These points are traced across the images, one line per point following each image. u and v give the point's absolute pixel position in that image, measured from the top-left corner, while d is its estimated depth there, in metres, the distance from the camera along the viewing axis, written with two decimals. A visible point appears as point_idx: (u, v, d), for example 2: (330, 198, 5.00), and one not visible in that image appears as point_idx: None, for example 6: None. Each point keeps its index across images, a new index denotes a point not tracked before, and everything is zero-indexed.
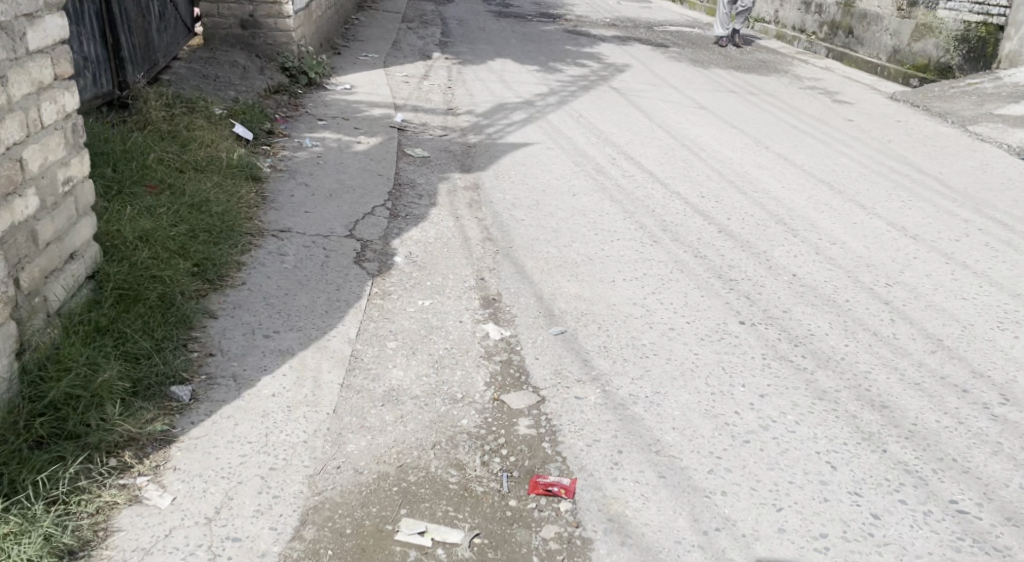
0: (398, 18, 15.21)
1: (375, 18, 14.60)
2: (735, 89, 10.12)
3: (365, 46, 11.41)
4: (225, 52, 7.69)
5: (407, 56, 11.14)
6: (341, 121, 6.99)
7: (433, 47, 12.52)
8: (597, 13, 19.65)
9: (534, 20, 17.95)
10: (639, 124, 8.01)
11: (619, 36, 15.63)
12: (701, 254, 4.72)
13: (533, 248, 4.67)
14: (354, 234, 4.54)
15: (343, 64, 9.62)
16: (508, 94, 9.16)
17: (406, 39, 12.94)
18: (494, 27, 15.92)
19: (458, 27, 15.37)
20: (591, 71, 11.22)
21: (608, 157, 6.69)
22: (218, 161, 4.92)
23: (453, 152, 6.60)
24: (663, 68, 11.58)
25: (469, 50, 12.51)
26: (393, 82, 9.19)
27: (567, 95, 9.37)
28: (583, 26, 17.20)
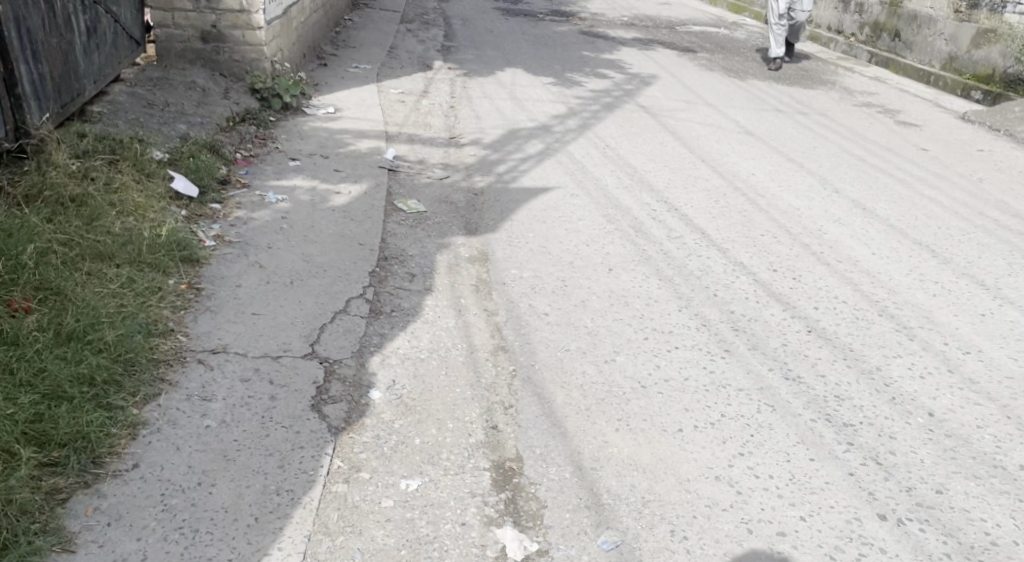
0: (397, 19, 13.91)
1: (371, 19, 13.31)
2: (780, 108, 8.86)
3: (357, 55, 10.15)
4: (182, 73, 6.47)
5: (405, 67, 9.89)
6: (318, 161, 5.78)
7: (435, 54, 11.25)
8: (613, 10, 18.30)
9: (547, 19, 16.69)
10: (677, 159, 6.74)
11: (639, 39, 14.34)
12: (796, 377, 3.40)
13: (562, 373, 3.37)
14: (315, 353, 3.29)
15: (329, 79, 8.38)
16: (521, 117, 7.92)
17: (405, 44, 11.67)
18: (502, 28, 14.61)
19: (464, 29, 14.12)
20: (612, 85, 9.96)
21: (646, 210, 5.41)
22: (137, 243, 3.71)
23: (455, 203, 5.38)
24: (694, 82, 10.32)
25: (475, 57, 11.24)
26: (387, 101, 7.95)
27: (589, 118, 8.12)
28: (600, 27, 15.93)
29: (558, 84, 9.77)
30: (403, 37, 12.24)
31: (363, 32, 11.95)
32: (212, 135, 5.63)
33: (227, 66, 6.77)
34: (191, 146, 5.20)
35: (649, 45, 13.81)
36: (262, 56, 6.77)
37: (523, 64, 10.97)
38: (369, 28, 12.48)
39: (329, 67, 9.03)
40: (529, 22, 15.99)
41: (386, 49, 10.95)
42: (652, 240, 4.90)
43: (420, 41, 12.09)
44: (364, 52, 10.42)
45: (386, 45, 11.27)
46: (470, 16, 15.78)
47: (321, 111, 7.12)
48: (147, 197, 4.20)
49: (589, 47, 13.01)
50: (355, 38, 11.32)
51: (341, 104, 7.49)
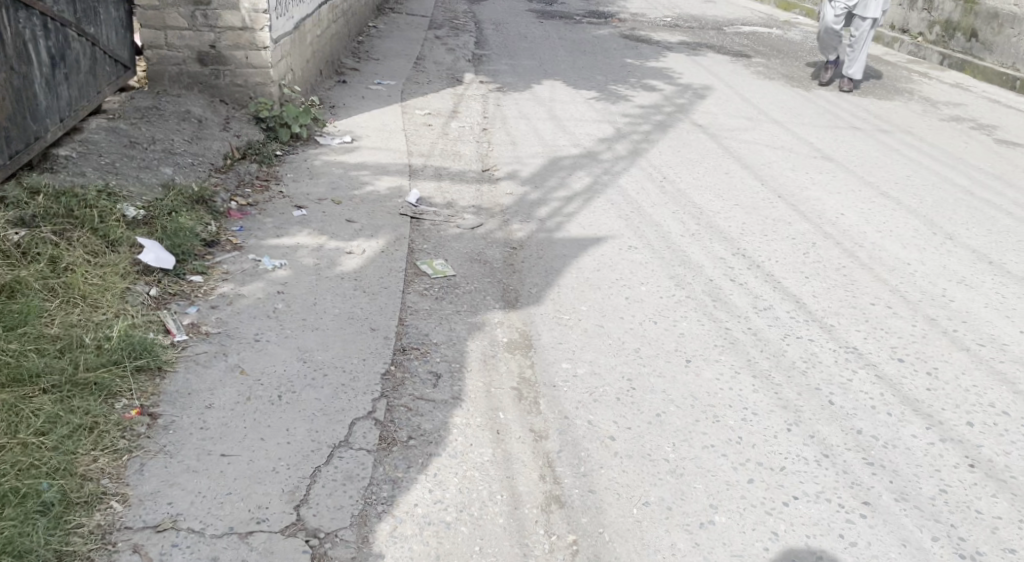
0: (424, 25, 12.98)
1: (396, 26, 12.40)
2: (856, 126, 7.84)
3: (379, 68, 9.24)
4: (174, 102, 5.61)
5: (432, 82, 8.97)
6: (329, 208, 4.90)
7: (466, 64, 10.32)
8: (653, 10, 17.26)
9: (584, 21, 15.73)
10: (749, 196, 5.78)
11: (685, 43, 13.31)
12: (975, 554, 2.49)
13: (646, 551, 2.45)
14: (300, 527, 2.40)
15: (346, 100, 7.49)
16: (563, 143, 6.99)
17: (433, 54, 10.75)
18: (536, 33, 13.64)
19: (495, 35, 13.19)
20: (662, 98, 8.97)
21: (720, 274, 4.45)
22: (78, 353, 2.85)
23: (489, 262, 4.46)
24: (753, 94, 9.32)
25: (508, 68, 10.29)
26: (411, 126, 7.05)
27: (639, 142, 7.17)
28: (641, 29, 14.94)
29: (602, 99, 8.80)
30: (431, 46, 11.31)
31: (387, 42, 11.03)
32: (204, 180, 4.76)
33: (228, 91, 5.88)
34: (169, 199, 4.31)
35: (696, 49, 12.77)
36: (268, 80, 5.88)
37: (562, 75, 10.01)
38: (393, 36, 11.56)
39: (348, 84, 8.12)
40: (564, 24, 14.99)
41: (411, 60, 10.03)
42: (732, 318, 3.93)
43: (448, 51, 11.16)
44: (387, 64, 9.52)
45: (412, 55, 10.35)
46: (501, 19, 14.81)
47: (335, 140, 6.23)
48: (97, 287, 3.29)
49: (632, 54, 12.02)
50: (378, 48, 10.40)
51: (358, 131, 6.60)
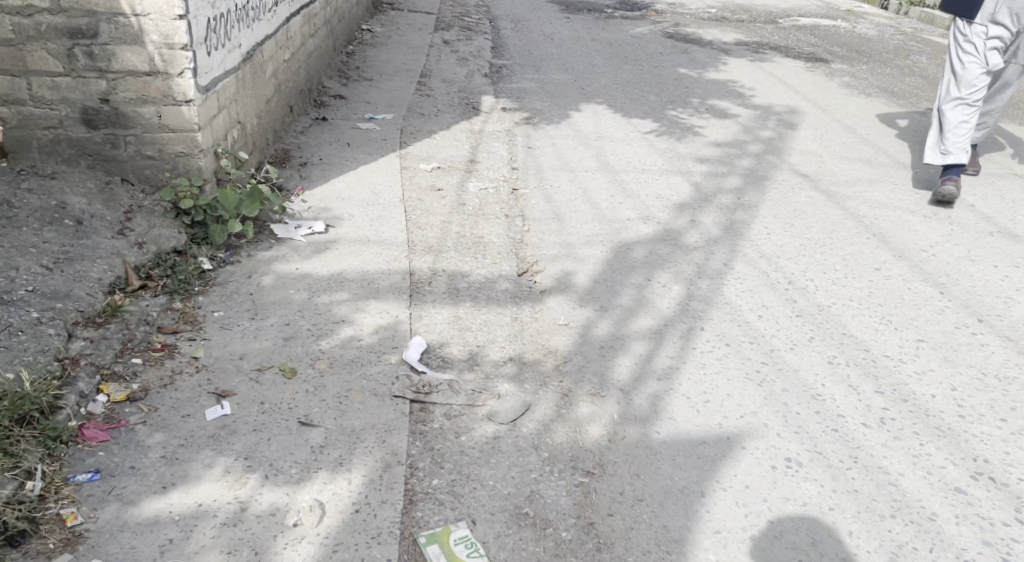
0: (430, 26, 10.91)
1: (396, 29, 10.34)
2: (1017, 173, 5.82)
3: (372, 92, 7.22)
4: (41, 195, 3.60)
5: (441, 113, 6.95)
6: (273, 395, 2.89)
7: (483, 82, 8.30)
8: (692, 3, 15.20)
9: (615, 15, 13.68)
10: (933, 323, 3.81)
11: (741, 44, 11.27)
12: None
13: None
14: None
15: (325, 151, 5.51)
16: (625, 218, 5.00)
17: (443, 67, 8.71)
18: (563, 32, 11.58)
19: (514, 35, 11.17)
20: (739, 133, 6.95)
21: (980, 548, 2.52)
22: None
23: (553, 524, 2.48)
24: (851, 124, 7.30)
25: (537, 86, 8.27)
26: (413, 194, 5.07)
27: (731, 214, 5.18)
28: (683, 24, 12.90)
29: (662, 135, 6.79)
30: (438, 55, 9.27)
31: (384, 51, 9.00)
32: (54, 355, 2.77)
33: (133, 167, 3.87)
34: None
35: (756, 53, 10.71)
36: (195, 149, 3.85)
37: (605, 97, 7.99)
38: (393, 43, 9.52)
39: (329, 122, 6.12)
40: (593, 20, 12.91)
41: (414, 77, 8.01)
42: None
43: (460, 62, 9.12)
44: (384, 85, 7.50)
45: (416, 70, 8.31)
46: (519, 15, 12.73)
47: (301, 232, 4.23)
48: None
49: (682, 62, 9.97)
50: (373, 62, 8.38)
51: (336, 210, 4.61)
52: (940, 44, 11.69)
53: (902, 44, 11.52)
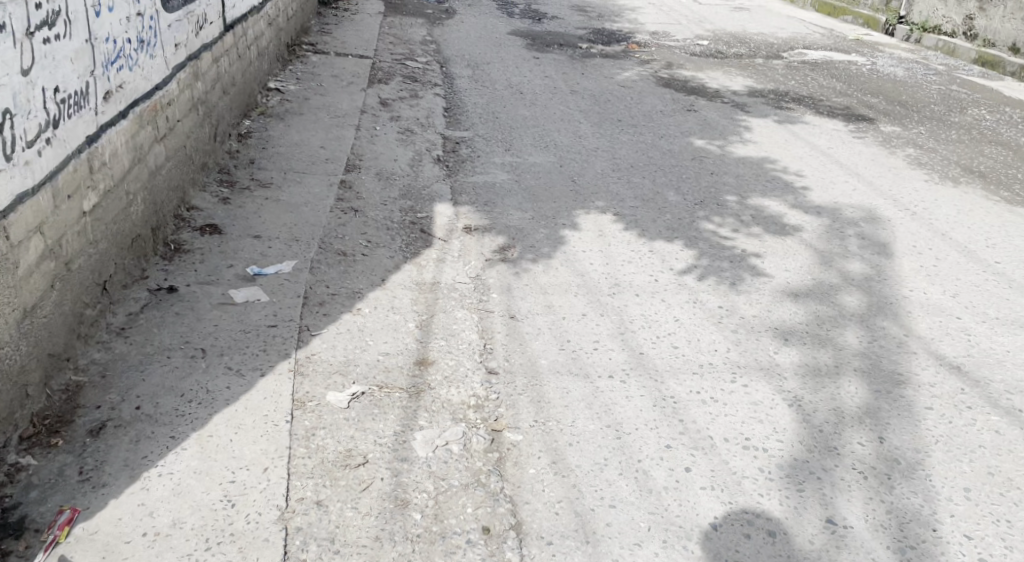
0: (362, 76, 8.56)
1: (317, 85, 7.96)
2: None
3: (264, 212, 4.82)
4: None
5: (373, 250, 4.61)
6: None
7: (434, 181, 5.99)
8: (678, 35, 13.07)
9: (594, 50, 11.52)
10: None
11: (756, 94, 9.17)
12: None
13: None
14: None
15: (157, 378, 3.08)
16: (708, 530, 2.72)
17: (377, 152, 6.38)
18: (535, 80, 9.36)
19: (475, 87, 8.91)
20: (815, 268, 4.73)
21: None
22: None
23: None
24: (964, 244, 5.13)
25: (509, 186, 6.01)
26: (309, 492, 2.68)
27: (887, 493, 2.92)
28: (677, 64, 10.78)
29: (706, 282, 4.56)
30: (373, 130, 6.93)
31: (295, 124, 6.62)
32: None
33: None
34: None
35: (778, 108, 8.57)
36: None
37: (606, 202, 5.75)
38: (309, 110, 7.14)
39: (178, 294, 3.69)
40: (568, 59, 10.67)
41: (334, 174, 5.66)
42: None
43: (402, 141, 6.79)
44: (286, 196, 5.11)
45: (339, 160, 5.95)
46: (476, 56, 10.44)
47: None
48: None
49: (691, 128, 7.76)
50: (276, 147, 5.99)
51: None
52: (991, 90, 9.65)
53: (948, 92, 9.47)
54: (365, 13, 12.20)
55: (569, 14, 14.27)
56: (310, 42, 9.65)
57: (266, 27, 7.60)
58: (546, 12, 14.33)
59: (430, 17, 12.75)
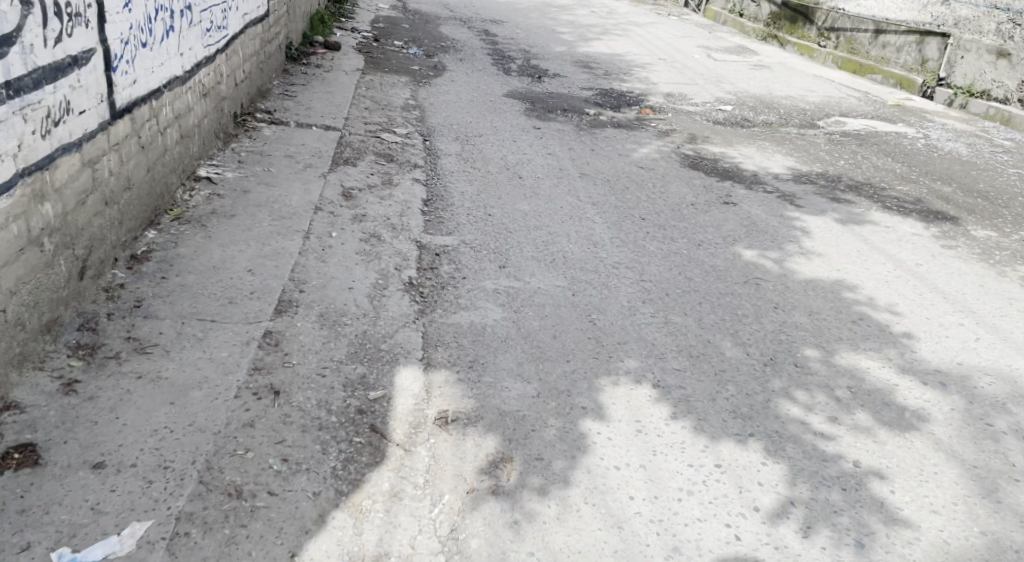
0: (324, 158, 7.01)
1: (263, 172, 6.40)
2: None
3: (128, 406, 3.22)
4: None
5: (288, 478, 3.00)
6: None
7: (399, 325, 4.36)
8: (696, 98, 11.56)
9: (604, 117, 9.98)
10: None
11: (804, 180, 7.59)
12: None
13: None
14: None
15: None
16: None
17: (326, 278, 4.79)
18: (536, 159, 7.81)
19: (462, 170, 7.35)
20: (978, 508, 3.18)
21: None
22: None
23: None
24: None
25: (504, 332, 4.38)
26: None
27: None
28: (702, 135, 9.24)
29: (816, 543, 3.00)
30: (325, 242, 5.32)
31: (218, 234, 5.03)
32: None
33: None
34: None
35: (835, 200, 6.98)
36: None
37: (638, 361, 4.12)
38: (245, 209, 5.56)
39: None
40: (575, 130, 9.12)
41: (255, 322, 4.05)
42: None
43: (363, 259, 5.19)
44: (173, 370, 3.48)
45: (268, 299, 4.35)
46: (465, 125, 8.89)
47: None
48: None
49: (733, 231, 6.16)
50: (182, 274, 4.39)
51: None
52: None
53: None
54: (339, 71, 10.70)
55: (572, 72, 12.78)
56: (265, 111, 8.13)
57: (196, 98, 6.05)
58: (546, 69, 12.85)
59: (415, 76, 11.24)
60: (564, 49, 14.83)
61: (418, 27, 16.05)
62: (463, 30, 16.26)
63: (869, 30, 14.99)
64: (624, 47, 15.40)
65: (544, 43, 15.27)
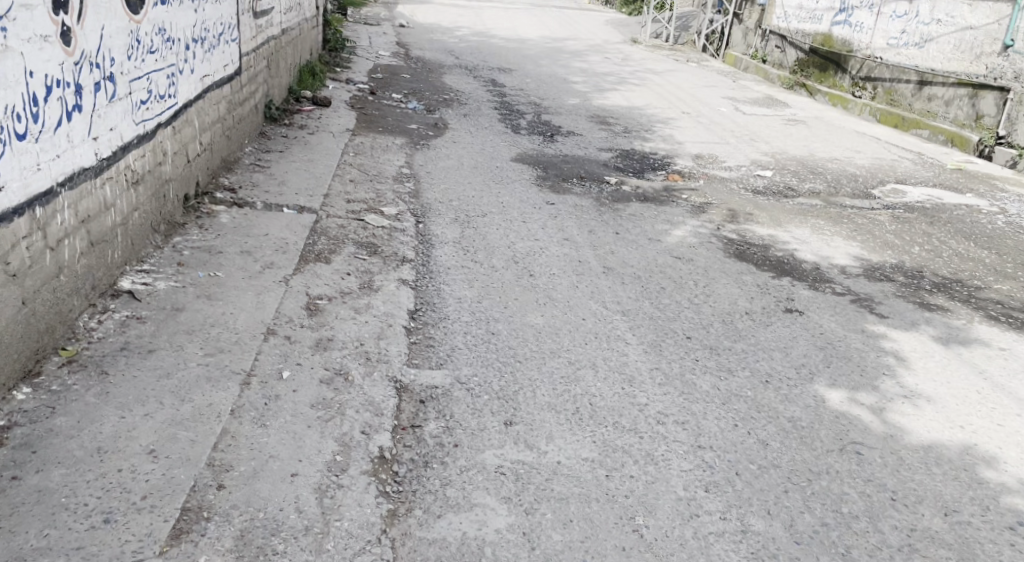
0: (289, 254, 5.73)
1: (208, 278, 5.11)
2: None
3: None
4: None
5: None
6: None
7: (357, 546, 3.07)
8: (730, 159, 10.25)
9: (628, 186, 8.66)
10: None
11: (879, 276, 6.21)
12: None
13: None
14: None
15: None
16: None
17: (261, 459, 3.43)
18: (551, 248, 6.49)
19: (462, 264, 6.01)
20: None
21: None
22: None
23: None
24: None
25: (509, 554, 3.09)
26: None
27: None
28: (745, 210, 7.90)
29: None
30: (271, 391, 3.99)
31: (122, 387, 3.73)
32: None
33: None
34: None
35: (925, 306, 5.61)
36: None
37: None
38: (170, 342, 4.26)
39: None
40: (595, 204, 7.80)
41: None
42: None
43: (320, 417, 3.84)
44: None
45: (164, 511, 3.04)
46: (467, 200, 7.59)
47: None
48: None
49: (806, 356, 4.80)
50: (43, 472, 3.13)
51: None
52: None
53: None
54: (325, 132, 9.46)
55: (588, 129, 11.50)
56: (229, 190, 6.89)
57: (117, 192, 4.79)
58: (560, 125, 11.59)
59: (412, 137, 9.99)
60: (578, 101, 13.58)
61: (421, 77, 14.89)
62: (469, 80, 15.09)
63: (912, 80, 13.71)
64: (643, 98, 14.16)
65: (555, 95, 14.02)
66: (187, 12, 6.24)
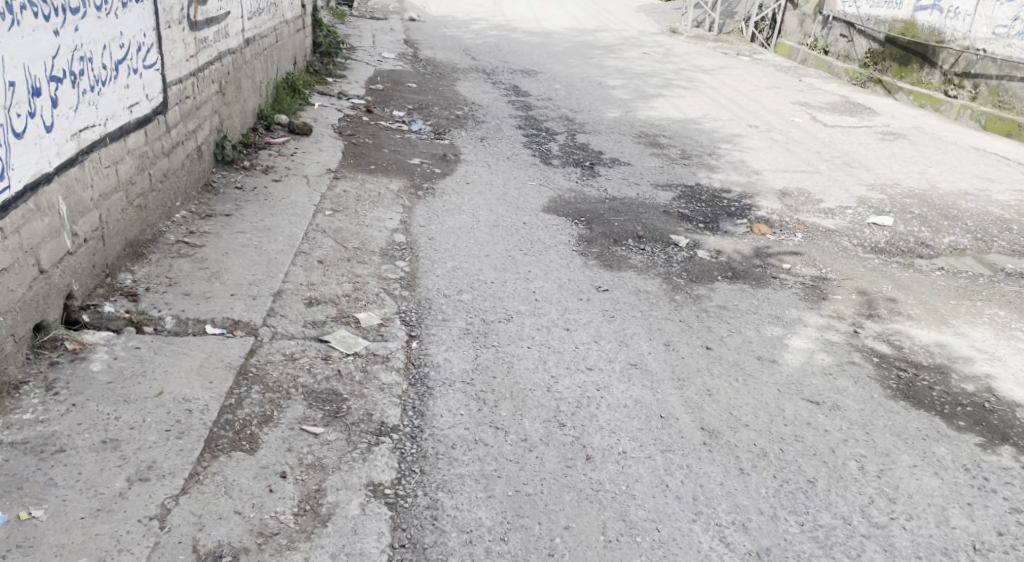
0: (187, 440, 3.45)
1: (12, 527, 2.98)
2: None
3: None
4: None
5: None
6: None
7: None
8: (826, 194, 7.86)
9: (705, 249, 6.31)
10: None
11: None
12: None
13: None
14: None
15: None
16: None
17: None
18: (614, 390, 4.19)
19: (472, 439, 3.72)
20: None
21: None
22: None
23: None
24: None
25: None
26: None
27: None
28: (880, 291, 5.53)
29: None
30: None
31: None
32: None
33: None
34: None
35: None
36: None
37: None
38: None
39: None
40: (666, 290, 5.47)
41: None
42: None
43: None
44: None
45: None
46: (484, 292, 5.27)
47: None
48: None
49: None
50: None
51: None
52: None
53: None
54: (296, 177, 7.16)
55: (635, 153, 9.14)
56: (128, 297, 4.59)
57: None
58: (600, 149, 9.24)
59: (413, 177, 7.67)
60: (619, 114, 11.17)
61: (429, 85, 12.57)
62: (488, 87, 12.75)
63: None
64: (695, 106, 11.76)
65: (591, 105, 11.63)
66: (37, 36, 3.98)
